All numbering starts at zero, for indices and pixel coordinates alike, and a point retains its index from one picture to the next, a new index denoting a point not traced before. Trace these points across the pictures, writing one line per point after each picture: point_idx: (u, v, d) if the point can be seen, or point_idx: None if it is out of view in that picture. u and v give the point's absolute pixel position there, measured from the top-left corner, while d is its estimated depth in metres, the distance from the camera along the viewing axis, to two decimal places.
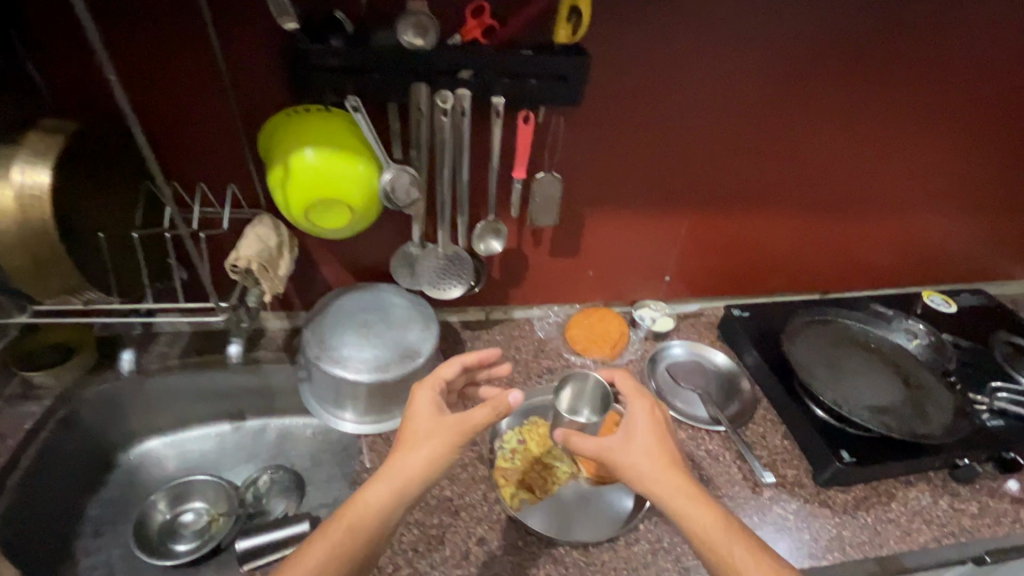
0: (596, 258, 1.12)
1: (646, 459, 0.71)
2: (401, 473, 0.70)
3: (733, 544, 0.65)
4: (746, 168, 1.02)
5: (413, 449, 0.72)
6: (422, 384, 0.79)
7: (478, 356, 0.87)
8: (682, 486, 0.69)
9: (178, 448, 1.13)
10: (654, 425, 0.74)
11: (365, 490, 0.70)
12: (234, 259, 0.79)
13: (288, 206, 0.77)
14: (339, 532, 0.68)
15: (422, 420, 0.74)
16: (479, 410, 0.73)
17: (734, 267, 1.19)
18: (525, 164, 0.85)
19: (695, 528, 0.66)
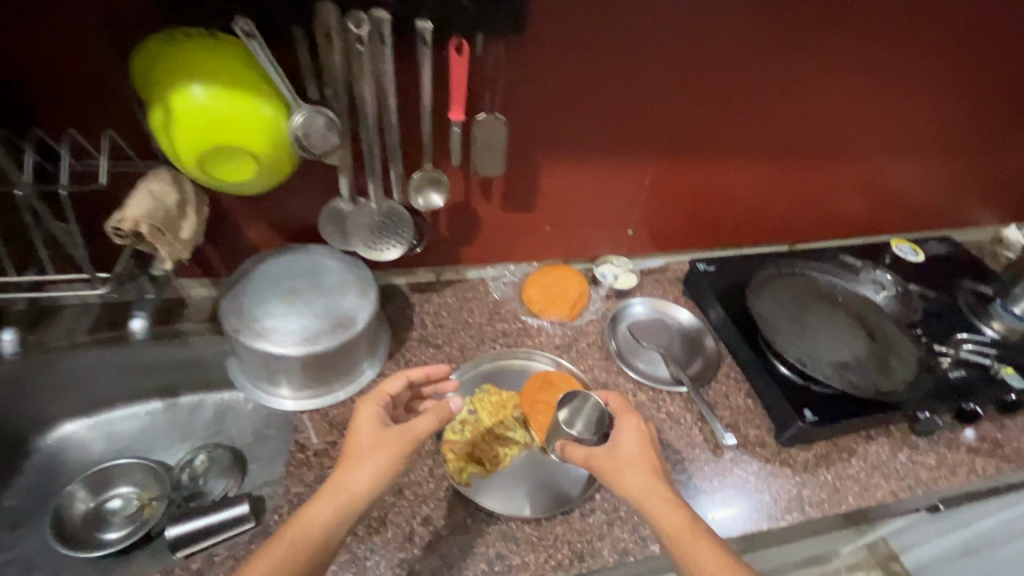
0: (553, 212, 1.02)
1: (628, 469, 0.67)
2: (345, 489, 0.64)
3: (704, 545, 0.61)
4: (716, 112, 0.93)
5: (357, 464, 0.65)
6: (365, 399, 0.73)
7: (425, 371, 0.79)
8: (654, 488, 0.65)
9: (103, 430, 1.02)
10: (638, 436, 0.70)
11: (310, 505, 0.63)
12: (118, 220, 0.68)
13: (180, 155, 0.65)
14: (282, 547, 0.61)
15: (366, 435, 0.68)
16: (422, 419, 0.68)
17: (700, 218, 1.12)
18: (462, 105, 0.74)
19: (669, 530, 0.62)
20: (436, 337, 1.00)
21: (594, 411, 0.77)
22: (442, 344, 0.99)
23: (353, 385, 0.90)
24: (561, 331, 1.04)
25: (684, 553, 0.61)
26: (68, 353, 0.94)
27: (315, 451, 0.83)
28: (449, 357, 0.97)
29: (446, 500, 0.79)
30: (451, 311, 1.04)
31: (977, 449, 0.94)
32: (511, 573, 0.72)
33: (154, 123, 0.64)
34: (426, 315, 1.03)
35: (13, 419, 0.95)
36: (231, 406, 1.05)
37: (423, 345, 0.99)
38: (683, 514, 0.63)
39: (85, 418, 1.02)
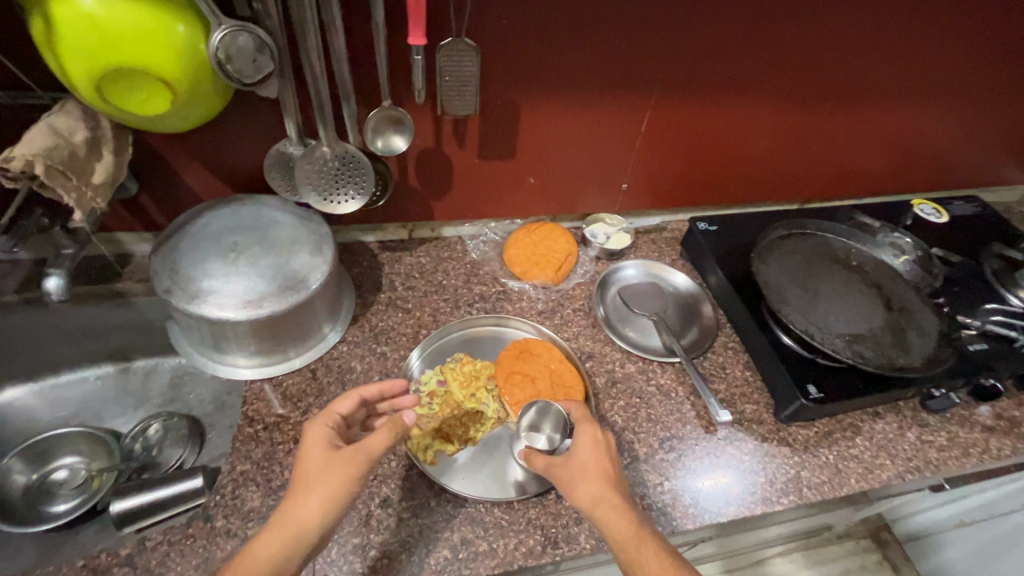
0: (536, 163, 0.91)
1: (580, 477, 0.61)
2: (294, 521, 0.54)
3: (650, 558, 0.54)
4: (725, 45, 0.80)
5: (307, 492, 0.56)
6: (313, 421, 0.63)
7: (380, 389, 0.69)
8: (604, 495, 0.59)
9: (50, 397, 0.94)
10: (594, 445, 0.63)
11: (256, 541, 0.53)
12: (5, 157, 0.56)
13: (71, 79, 0.54)
14: None
15: (315, 459, 0.59)
16: (377, 435, 0.59)
17: (701, 172, 1.01)
18: (420, 24, 0.61)
19: (614, 538, 0.56)
20: (405, 300, 0.91)
21: (561, 416, 0.72)
22: (412, 308, 0.90)
23: (311, 353, 0.82)
24: (545, 296, 0.95)
25: (630, 560, 0.55)
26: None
27: (265, 425, 0.75)
28: (419, 322, 0.88)
29: (409, 481, 0.71)
30: (424, 272, 0.95)
31: (993, 428, 0.87)
32: (477, 560, 0.66)
33: (38, 37, 0.52)
34: (397, 276, 0.94)
35: None
36: (188, 373, 0.97)
37: (391, 309, 0.89)
38: (628, 518, 0.57)
39: (29, 383, 0.94)
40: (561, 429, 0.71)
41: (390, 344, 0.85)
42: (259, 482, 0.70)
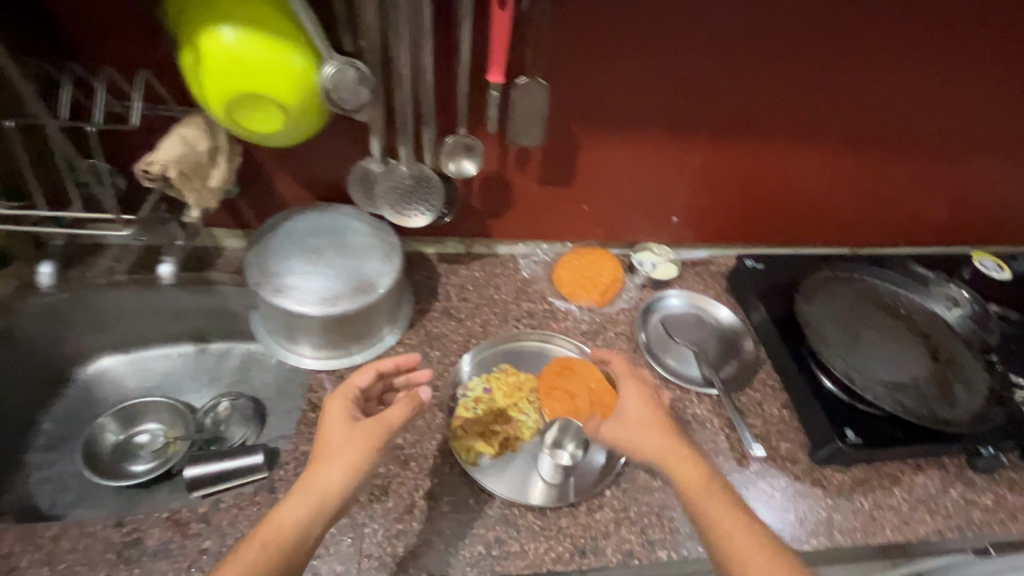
0: (591, 191, 0.96)
1: (641, 432, 0.68)
2: (318, 489, 0.60)
3: (722, 508, 0.61)
4: (784, 91, 0.84)
5: (329, 463, 0.62)
6: (334, 395, 0.69)
7: (395, 362, 0.76)
8: (667, 447, 0.66)
9: (139, 367, 1.06)
10: (643, 398, 0.71)
11: (283, 506, 0.59)
12: (147, 163, 0.67)
13: (207, 101, 0.64)
14: (251, 551, 0.56)
15: (335, 431, 0.65)
16: (395, 409, 0.66)
17: (753, 211, 1.03)
18: (501, 64, 0.68)
19: (685, 484, 0.63)
20: (458, 310, 0.97)
21: (581, 431, 0.79)
22: (464, 318, 0.96)
23: (371, 350, 0.89)
24: (589, 318, 0.99)
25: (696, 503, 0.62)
26: (108, 290, 0.96)
27: None
28: (469, 332, 0.94)
29: (451, 477, 0.77)
30: (477, 285, 1.01)
31: None
32: (509, 559, 0.70)
33: (185, 66, 0.62)
34: (452, 287, 1.01)
35: (50, 347, 0.98)
36: (257, 358, 1.06)
37: (445, 317, 0.96)
38: (697, 469, 0.64)
39: (123, 353, 1.05)
40: (583, 447, 0.78)
41: (441, 349, 0.91)
42: None
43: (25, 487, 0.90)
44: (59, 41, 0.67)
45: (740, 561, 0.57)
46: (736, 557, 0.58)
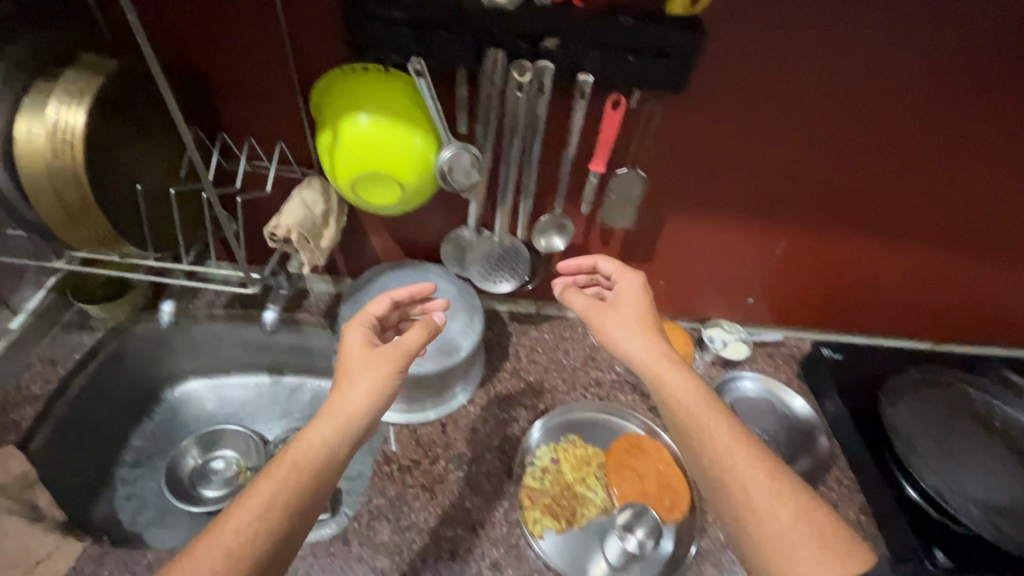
0: (670, 268, 0.97)
1: (633, 337, 0.72)
2: (342, 411, 0.63)
3: (717, 419, 0.65)
4: (875, 187, 0.83)
5: (352, 384, 0.64)
6: (352, 323, 0.71)
7: (409, 291, 0.76)
8: (659, 351, 0.71)
9: (219, 393, 1.09)
10: (639, 294, 0.75)
11: (309, 429, 0.61)
12: (274, 226, 0.73)
13: (336, 176, 0.70)
14: (283, 469, 0.59)
15: (355, 355, 0.67)
16: (411, 333, 0.68)
17: (833, 300, 1.01)
18: (604, 156, 0.72)
19: (678, 396, 0.67)
20: (527, 372, 0.99)
21: (655, 522, 0.78)
22: (533, 381, 0.98)
23: (444, 408, 0.91)
24: None
25: (688, 418, 0.66)
26: (206, 322, 1.01)
27: (400, 466, 0.84)
28: (538, 396, 0.96)
29: (516, 549, 0.77)
30: (546, 348, 1.03)
31: None
32: None
33: (322, 146, 0.69)
34: (522, 348, 1.03)
35: (147, 369, 1.02)
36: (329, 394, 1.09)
37: (514, 378, 0.98)
38: (693, 380, 0.68)
39: (208, 378, 1.09)
40: (654, 537, 0.77)
41: (510, 412, 0.93)
42: (389, 518, 0.78)
43: (111, 501, 0.94)
44: (208, 109, 0.74)
45: (733, 471, 0.62)
46: (728, 466, 0.62)
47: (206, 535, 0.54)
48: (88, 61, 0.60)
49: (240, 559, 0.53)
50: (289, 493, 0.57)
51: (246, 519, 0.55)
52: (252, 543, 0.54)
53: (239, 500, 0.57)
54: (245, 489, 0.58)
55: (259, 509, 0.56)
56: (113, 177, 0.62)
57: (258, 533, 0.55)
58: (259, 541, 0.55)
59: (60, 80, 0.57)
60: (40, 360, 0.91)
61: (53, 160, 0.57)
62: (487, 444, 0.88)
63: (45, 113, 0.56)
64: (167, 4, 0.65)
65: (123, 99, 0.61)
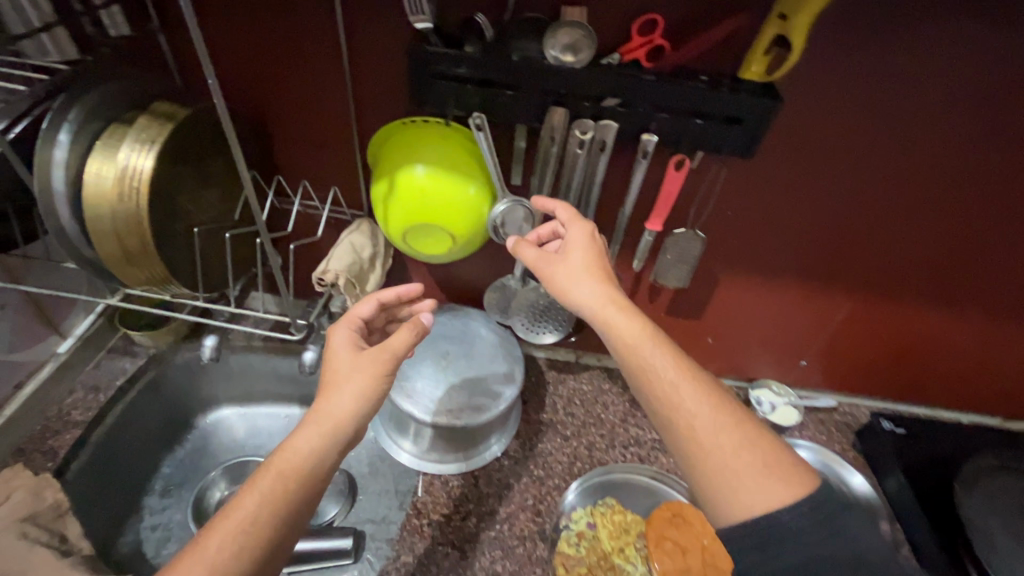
0: (720, 326, 0.93)
1: (578, 282, 0.61)
2: (329, 417, 0.57)
3: (665, 354, 0.56)
4: (947, 257, 0.78)
5: (340, 388, 0.58)
6: (336, 326, 0.65)
7: (397, 292, 0.70)
8: (605, 298, 0.59)
9: (249, 422, 1.05)
10: (589, 240, 0.62)
11: (294, 436, 0.56)
12: (322, 272, 0.73)
13: (389, 225, 0.69)
14: (267, 480, 0.53)
15: (342, 361, 0.61)
16: (400, 334, 0.62)
17: (893, 368, 0.95)
18: (662, 215, 0.71)
19: (626, 343, 0.57)
20: (564, 426, 0.95)
21: None
22: (569, 436, 0.93)
23: (477, 460, 0.88)
24: None
25: (636, 364, 0.56)
26: (243, 353, 1.00)
27: (429, 521, 0.81)
28: (575, 453, 0.91)
29: None
30: (584, 401, 0.99)
31: None
32: None
33: (377, 195, 0.68)
34: (559, 399, 0.99)
35: (183, 398, 1.00)
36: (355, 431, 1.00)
37: (550, 432, 0.94)
38: (644, 324, 0.58)
39: (240, 407, 1.06)
40: None
41: (546, 469, 0.89)
42: None
43: (136, 531, 0.90)
44: (267, 152, 0.75)
45: (687, 418, 0.53)
46: (677, 408, 0.54)
47: (186, 554, 0.48)
48: (161, 107, 0.61)
49: None
50: (278, 508, 0.52)
51: (230, 536, 0.50)
52: (234, 565, 0.49)
53: (221, 515, 0.51)
54: (226, 504, 0.52)
55: (244, 525, 0.51)
56: (173, 221, 0.63)
57: (242, 551, 0.50)
58: (243, 562, 0.50)
59: (133, 126, 0.58)
60: (82, 386, 0.92)
61: (119, 202, 0.57)
62: (520, 502, 0.84)
63: (116, 157, 0.57)
64: (237, 53, 0.66)
65: (189, 143, 0.62)
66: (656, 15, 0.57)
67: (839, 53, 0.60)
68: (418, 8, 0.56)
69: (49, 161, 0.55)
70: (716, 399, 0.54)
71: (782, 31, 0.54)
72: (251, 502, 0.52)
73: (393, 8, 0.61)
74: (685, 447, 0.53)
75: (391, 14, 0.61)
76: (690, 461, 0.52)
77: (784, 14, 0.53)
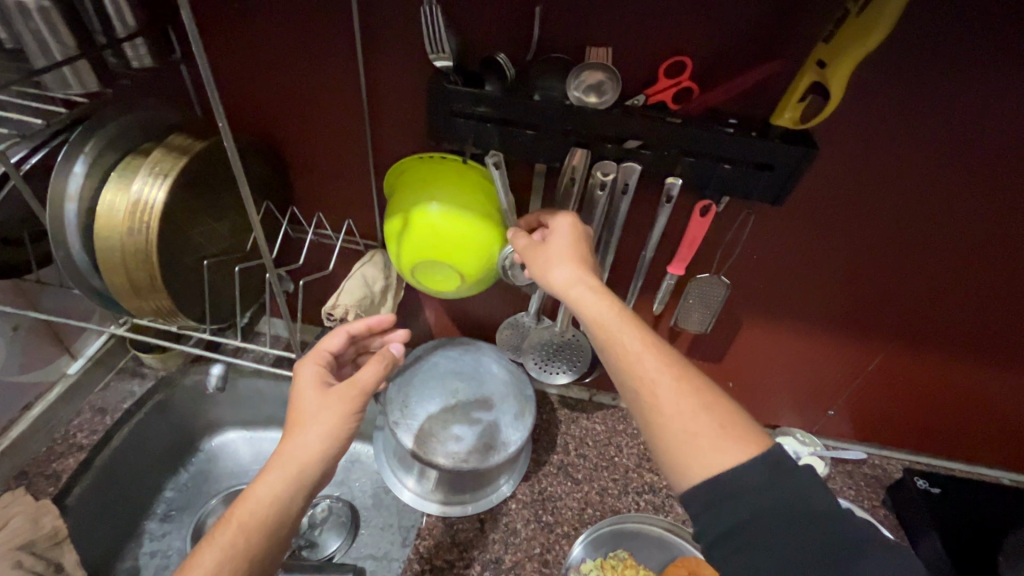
0: (743, 371, 0.88)
1: (553, 263, 0.57)
2: (294, 461, 0.54)
3: (635, 331, 0.51)
4: (988, 310, 0.73)
5: (304, 430, 0.55)
6: (303, 361, 0.62)
7: (368, 324, 0.67)
8: (579, 278, 0.55)
9: (255, 447, 1.02)
10: (570, 228, 0.59)
11: (256, 483, 0.52)
12: (332, 306, 0.72)
13: (399, 259, 0.67)
14: (227, 535, 0.50)
15: (309, 398, 0.58)
16: (367, 370, 0.60)
17: (927, 423, 0.89)
18: (685, 259, 0.69)
19: (592, 317, 0.52)
20: (575, 469, 0.91)
21: None
22: (581, 480, 0.89)
23: (484, 503, 0.85)
24: None
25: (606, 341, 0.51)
26: (252, 377, 0.98)
27: (431, 567, 0.78)
28: (586, 499, 0.87)
29: None
30: (597, 442, 0.95)
31: None
32: None
33: (390, 228, 0.67)
34: (571, 439, 0.95)
35: (189, 421, 0.98)
36: (361, 462, 0.96)
37: (560, 475, 0.90)
38: (614, 302, 0.53)
39: (246, 430, 1.03)
40: None
41: (555, 516, 0.85)
42: None
43: (135, 558, 0.87)
44: (283, 181, 0.74)
45: (659, 408, 0.47)
46: (637, 377, 0.49)
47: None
48: (177, 141, 0.60)
49: None
50: (239, 564, 0.49)
51: None
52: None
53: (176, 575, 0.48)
54: (182, 563, 0.49)
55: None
56: (181, 253, 0.62)
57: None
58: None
59: (147, 159, 0.58)
60: (90, 408, 0.91)
61: (128, 234, 0.56)
62: (526, 551, 0.80)
63: (129, 188, 0.57)
64: (256, 87, 0.66)
65: (203, 176, 0.62)
66: (684, 57, 0.55)
67: (879, 100, 0.57)
68: (439, 46, 0.56)
69: (63, 193, 0.55)
70: (694, 388, 0.48)
71: (819, 78, 0.51)
72: (211, 558, 0.49)
73: (414, 45, 0.60)
74: (649, 418, 0.48)
75: (412, 51, 0.60)
76: (651, 431, 0.48)
77: (821, 61, 0.51)
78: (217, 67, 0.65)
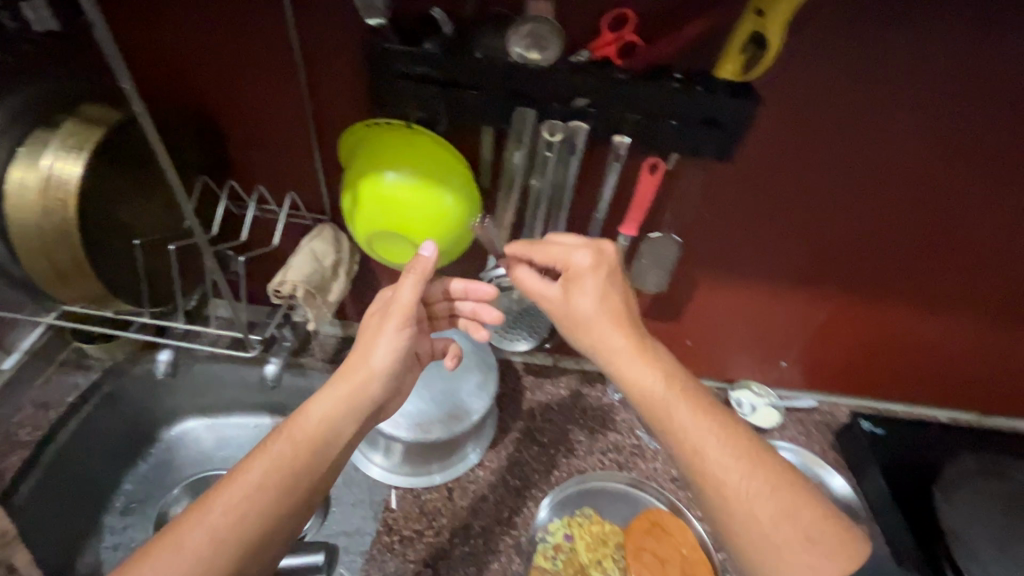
0: (699, 329, 0.90)
1: (588, 332, 0.58)
2: (353, 385, 0.58)
3: (688, 409, 0.55)
4: (922, 257, 0.76)
5: (366, 353, 0.59)
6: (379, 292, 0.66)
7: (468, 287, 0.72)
8: (618, 348, 0.57)
9: (217, 433, 0.99)
10: (598, 288, 0.59)
11: (315, 399, 0.57)
12: (279, 283, 0.69)
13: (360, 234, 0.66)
14: (281, 444, 0.54)
15: (371, 325, 0.61)
16: (405, 288, 0.59)
17: (869, 368, 0.94)
18: (637, 219, 0.68)
19: (643, 396, 0.56)
20: (541, 434, 0.92)
21: None
22: (547, 444, 0.91)
23: (451, 471, 0.85)
24: None
25: (661, 421, 0.55)
26: (205, 362, 0.95)
27: (401, 538, 0.78)
28: (552, 461, 0.89)
29: None
30: (562, 406, 0.96)
31: None
32: None
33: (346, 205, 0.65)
34: (536, 405, 0.96)
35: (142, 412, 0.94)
36: None
37: (527, 441, 0.91)
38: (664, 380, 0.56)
39: (206, 417, 1.00)
40: None
41: (523, 479, 0.86)
42: None
43: (96, 552, 0.85)
44: (219, 154, 0.70)
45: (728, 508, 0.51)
46: (701, 466, 0.53)
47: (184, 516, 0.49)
48: (92, 112, 0.56)
49: (216, 540, 0.48)
50: (284, 474, 0.53)
51: (236, 497, 0.50)
52: (238, 529, 0.50)
53: (229, 477, 0.52)
54: (235, 466, 0.53)
55: (253, 488, 0.52)
56: (110, 232, 0.58)
57: (242, 514, 0.50)
58: (246, 524, 0.50)
59: (59, 132, 0.54)
60: (31, 404, 0.87)
61: (43, 215, 0.53)
62: (496, 515, 0.82)
63: (39, 164, 0.52)
64: (179, 51, 0.62)
65: (125, 149, 0.58)
66: (626, 10, 0.54)
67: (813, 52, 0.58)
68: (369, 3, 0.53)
69: None
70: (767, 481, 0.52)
71: (759, 28, 0.51)
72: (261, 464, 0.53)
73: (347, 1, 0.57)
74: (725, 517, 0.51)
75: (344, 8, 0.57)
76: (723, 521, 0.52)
77: (760, 9, 0.51)
78: (136, 32, 0.60)
